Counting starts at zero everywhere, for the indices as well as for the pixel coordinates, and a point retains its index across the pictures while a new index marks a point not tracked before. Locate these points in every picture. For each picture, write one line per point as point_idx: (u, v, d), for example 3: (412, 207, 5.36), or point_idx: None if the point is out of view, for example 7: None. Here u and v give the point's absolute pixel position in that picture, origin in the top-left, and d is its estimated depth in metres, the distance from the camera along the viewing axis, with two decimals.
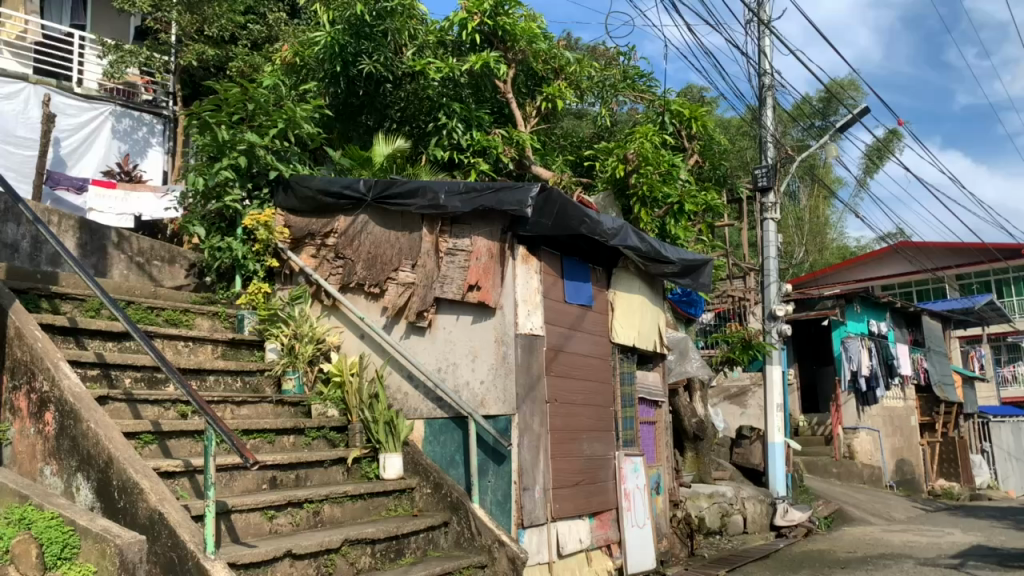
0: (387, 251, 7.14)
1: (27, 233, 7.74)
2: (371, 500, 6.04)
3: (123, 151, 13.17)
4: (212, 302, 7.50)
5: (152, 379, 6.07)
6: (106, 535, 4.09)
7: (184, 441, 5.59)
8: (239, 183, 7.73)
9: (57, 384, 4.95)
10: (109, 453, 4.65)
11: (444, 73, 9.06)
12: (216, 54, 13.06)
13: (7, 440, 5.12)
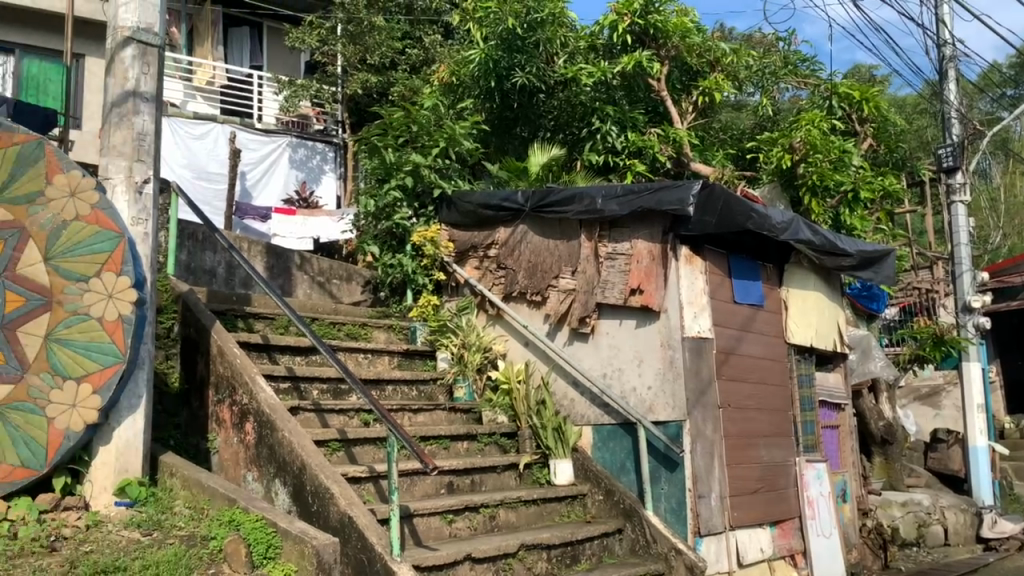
0: (547, 259, 7.18)
1: (223, 259, 8.48)
2: (544, 506, 6.07)
3: (300, 179, 14.18)
4: (386, 316, 7.87)
5: (337, 391, 6.44)
6: (304, 537, 4.38)
7: (368, 448, 5.88)
8: (406, 202, 8.08)
9: (255, 397, 5.37)
10: (303, 461, 4.98)
11: (597, 77, 9.11)
12: (378, 81, 13.83)
13: (214, 449, 5.60)
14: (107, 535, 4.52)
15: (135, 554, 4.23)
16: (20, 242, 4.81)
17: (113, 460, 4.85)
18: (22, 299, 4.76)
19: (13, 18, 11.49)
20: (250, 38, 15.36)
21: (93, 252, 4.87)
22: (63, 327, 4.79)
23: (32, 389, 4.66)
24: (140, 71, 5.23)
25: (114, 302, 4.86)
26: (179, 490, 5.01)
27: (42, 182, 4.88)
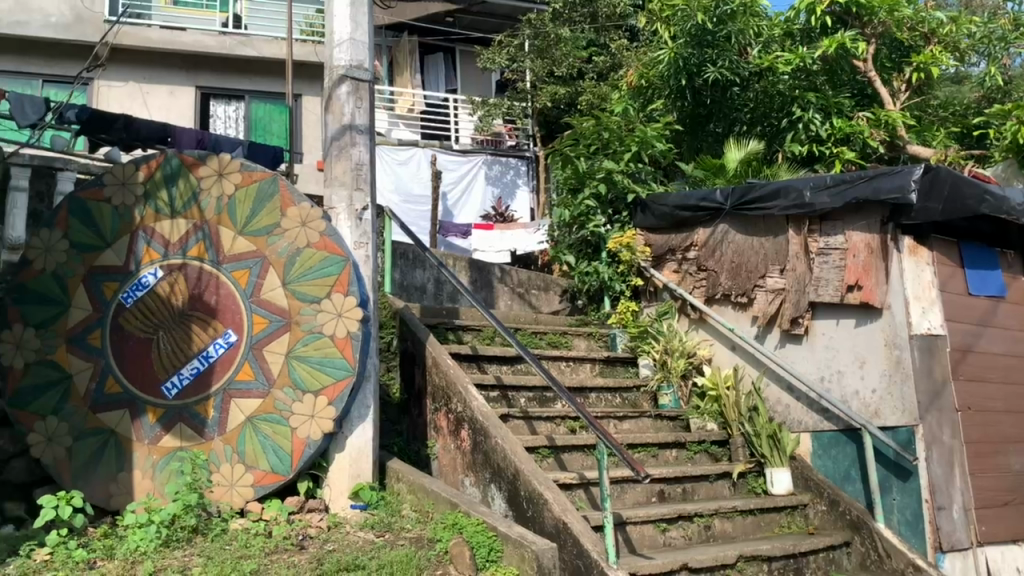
0: (752, 258, 6.88)
1: (431, 276, 8.97)
2: (762, 516, 5.81)
3: (495, 195, 14.69)
4: (586, 324, 7.89)
5: (543, 398, 6.57)
6: (523, 541, 4.49)
7: (577, 455, 5.93)
8: (600, 210, 8.09)
9: (469, 405, 5.60)
10: (517, 467, 5.12)
11: (795, 65, 8.74)
12: (567, 92, 14.05)
13: (434, 455, 5.90)
14: (346, 535, 4.82)
15: (371, 552, 4.49)
16: (263, 269, 5.37)
17: (347, 466, 5.26)
18: (266, 321, 5.31)
19: (242, 68, 12.86)
20: (444, 63, 16.21)
21: (323, 275, 5.33)
22: (301, 345, 5.27)
23: (278, 402, 5.18)
24: (354, 105, 5.66)
25: (343, 321, 5.29)
26: (406, 493, 5.32)
27: (278, 215, 5.42)
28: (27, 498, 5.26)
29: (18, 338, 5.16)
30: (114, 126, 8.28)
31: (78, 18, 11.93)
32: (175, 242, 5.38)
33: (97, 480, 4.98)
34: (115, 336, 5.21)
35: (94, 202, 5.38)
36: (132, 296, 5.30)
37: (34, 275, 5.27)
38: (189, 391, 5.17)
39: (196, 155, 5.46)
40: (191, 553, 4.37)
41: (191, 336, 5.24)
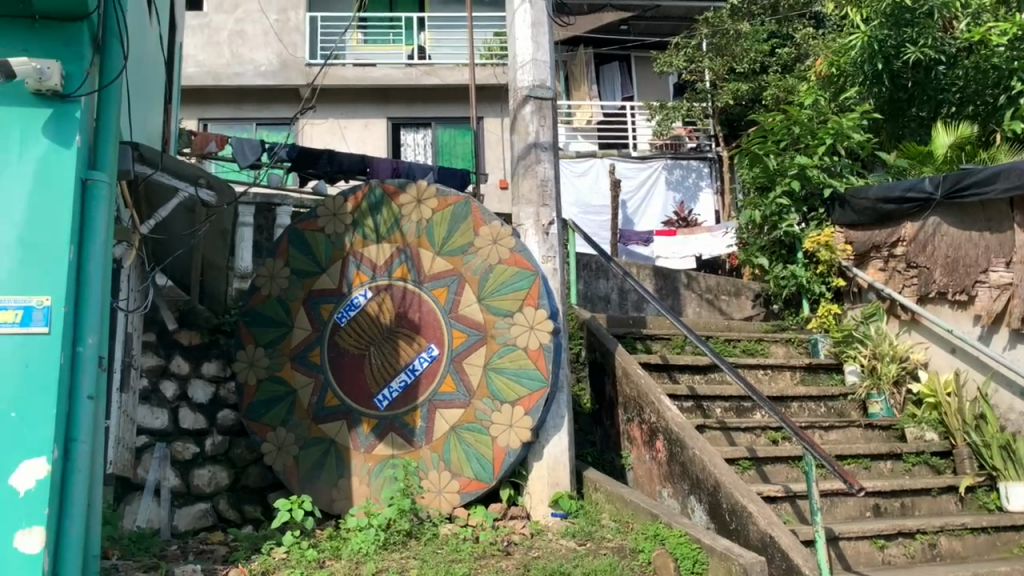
0: (971, 253, 6.30)
1: (615, 285, 8.96)
2: (998, 535, 5.24)
3: (678, 200, 14.41)
4: (782, 330, 7.56)
5: (740, 408, 6.34)
6: (729, 553, 4.35)
7: (780, 466, 5.68)
8: (794, 208, 7.72)
9: (663, 416, 5.55)
10: (717, 478, 4.99)
11: (1013, 35, 7.96)
12: (750, 88, 13.58)
13: (629, 466, 5.88)
14: (549, 542, 4.87)
15: (575, 561, 4.50)
16: (460, 287, 5.64)
17: (546, 475, 5.35)
18: (465, 335, 5.57)
19: (427, 96, 13.56)
20: (620, 71, 16.11)
21: (515, 290, 5.51)
22: (498, 357, 5.46)
23: (479, 412, 5.41)
24: (538, 123, 5.80)
25: (536, 333, 5.43)
26: (604, 503, 5.32)
27: (472, 234, 5.68)
28: (262, 502, 5.73)
29: (251, 357, 5.76)
30: (319, 161, 8.98)
31: (283, 64, 13.15)
32: (381, 265, 5.79)
33: (320, 485, 5.42)
34: (332, 353, 5.69)
35: (309, 232, 5.92)
36: (346, 316, 5.75)
37: (261, 299, 5.87)
38: (398, 402, 5.53)
39: (396, 183, 5.84)
40: (408, 555, 4.56)
41: (398, 351, 5.61)
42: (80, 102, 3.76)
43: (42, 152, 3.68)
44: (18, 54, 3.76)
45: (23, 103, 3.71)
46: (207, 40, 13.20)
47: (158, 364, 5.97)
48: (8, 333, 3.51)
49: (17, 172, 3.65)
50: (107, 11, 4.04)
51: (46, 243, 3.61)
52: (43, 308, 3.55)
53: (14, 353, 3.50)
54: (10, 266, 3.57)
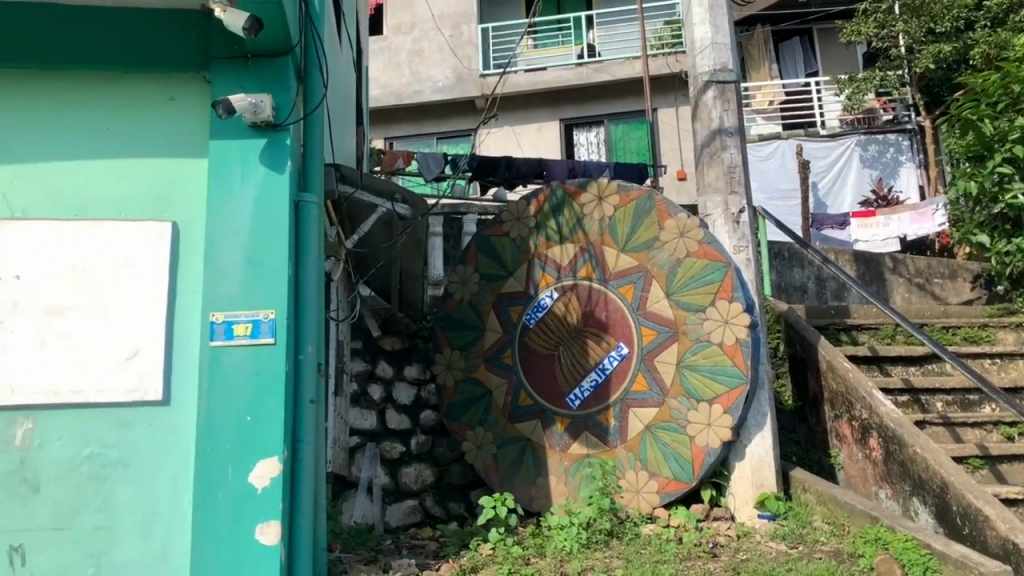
0: None
1: (812, 273, 8.50)
2: None
3: (876, 176, 13.40)
4: (1011, 313, 6.79)
5: (965, 403, 5.71)
6: (967, 561, 3.95)
7: (1018, 466, 5.10)
8: (1019, 176, 6.88)
9: (876, 411, 5.15)
10: (944, 478, 4.55)
11: None
12: (954, 49, 12.25)
13: (839, 465, 5.51)
14: (757, 545, 4.66)
15: (788, 564, 4.27)
16: (647, 283, 5.55)
17: (749, 475, 5.14)
18: (655, 332, 5.47)
19: (599, 93, 13.52)
20: (802, 48, 15.25)
21: (707, 283, 5.31)
22: (691, 354, 5.31)
23: (674, 410, 5.29)
24: (721, 109, 5.60)
25: (731, 328, 5.21)
26: (815, 505, 5.01)
27: (656, 229, 5.56)
28: (465, 499, 5.98)
29: (448, 359, 5.98)
30: (498, 168, 9.18)
31: (459, 77, 13.64)
32: (566, 265, 5.85)
33: (519, 483, 5.52)
34: (524, 355, 5.81)
35: (495, 237, 6.08)
36: (534, 317, 5.86)
37: (455, 304, 6.09)
38: (591, 401, 5.54)
39: (577, 183, 5.86)
40: (611, 555, 4.53)
41: (587, 350, 5.63)
42: (289, 130, 4.04)
43: (261, 176, 3.97)
44: (235, 91, 4.00)
45: (243, 134, 3.99)
46: (389, 62, 14.02)
47: (364, 369, 6.36)
48: (241, 345, 3.76)
49: (241, 196, 3.91)
50: (309, 45, 4.39)
51: (269, 260, 3.86)
52: (269, 321, 3.80)
53: (247, 362, 3.75)
54: (240, 284, 3.81)
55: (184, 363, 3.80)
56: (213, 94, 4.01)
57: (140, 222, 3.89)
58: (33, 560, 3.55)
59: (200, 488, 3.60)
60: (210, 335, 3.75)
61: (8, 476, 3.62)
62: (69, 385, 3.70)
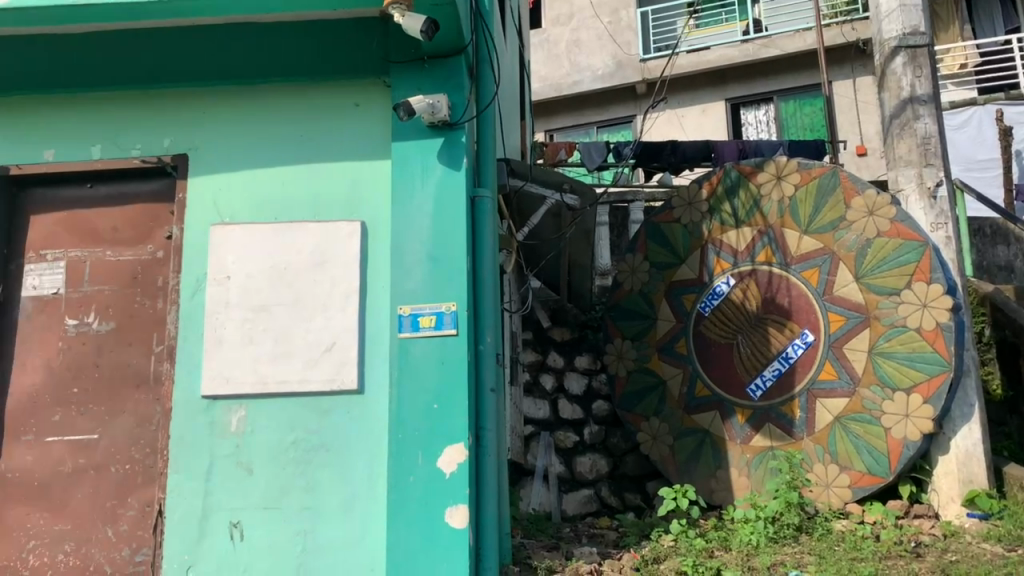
0: None
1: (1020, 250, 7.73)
2: None
3: None
4: None
5: None
6: None
7: None
8: None
9: None
10: None
11: None
12: None
13: None
14: (968, 546, 4.28)
15: (1007, 569, 3.88)
16: (833, 265, 5.26)
17: (956, 470, 4.74)
18: (843, 318, 5.18)
19: (766, 69, 12.92)
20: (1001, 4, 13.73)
21: (902, 264, 4.94)
22: (884, 341, 4.97)
23: (866, 401, 4.98)
24: (913, 75, 5.18)
25: (930, 311, 4.83)
26: None
27: (843, 207, 5.26)
28: (641, 490, 5.94)
29: (619, 350, 5.92)
30: (663, 152, 8.97)
31: (618, 64, 13.51)
32: (743, 250, 5.67)
33: (698, 476, 5.37)
34: (700, 344, 5.67)
35: (666, 224, 5.99)
36: (709, 305, 5.71)
37: (624, 294, 6.03)
38: (773, 392, 5.33)
39: (752, 163, 5.69)
40: (801, 550, 4.31)
41: (769, 339, 5.44)
42: (463, 128, 4.16)
43: (439, 174, 4.09)
44: (414, 92, 4.15)
45: (422, 134, 4.14)
46: (548, 54, 14.19)
47: (536, 359, 6.42)
48: (427, 336, 3.92)
49: (422, 194, 4.07)
50: (479, 44, 4.47)
51: (450, 254, 3.99)
52: (451, 313, 3.93)
53: (432, 353, 3.91)
54: (423, 278, 3.97)
55: (376, 353, 4.01)
56: (394, 98, 4.18)
57: (334, 221, 4.14)
58: (251, 536, 3.86)
59: (393, 471, 3.80)
60: (398, 327, 3.94)
61: (226, 458, 3.95)
62: (276, 375, 3.98)
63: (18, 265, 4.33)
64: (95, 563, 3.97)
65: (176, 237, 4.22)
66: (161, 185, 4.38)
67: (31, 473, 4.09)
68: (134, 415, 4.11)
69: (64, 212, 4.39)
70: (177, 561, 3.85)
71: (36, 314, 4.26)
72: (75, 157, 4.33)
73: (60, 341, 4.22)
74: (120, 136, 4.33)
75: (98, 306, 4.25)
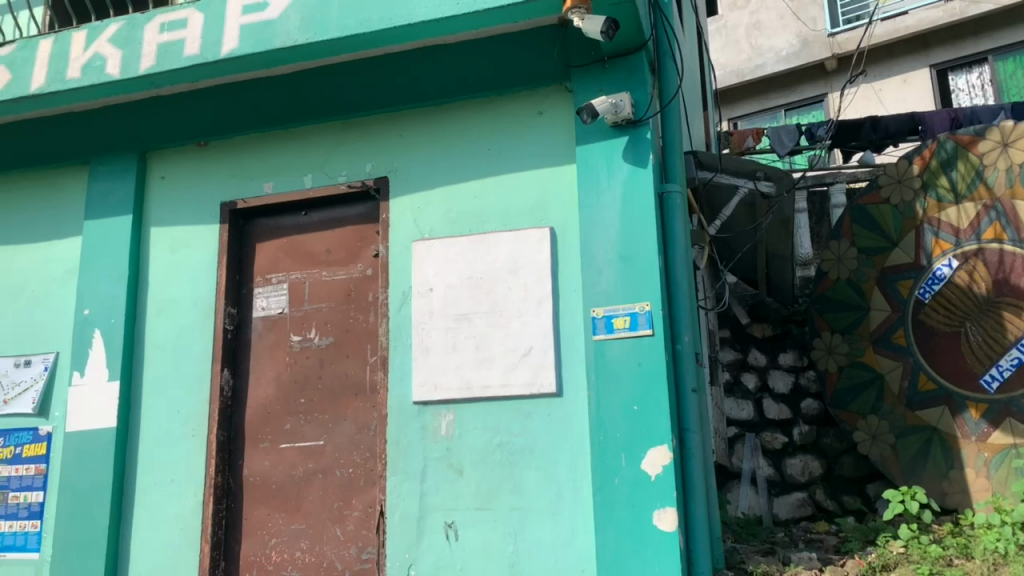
0: None
1: None
2: None
3: None
4: None
5: None
6: None
7: None
8: None
9: None
10: None
11: None
12: None
13: None
14: None
15: None
16: None
17: None
18: None
19: (977, 28, 11.66)
20: None
21: None
22: None
23: None
24: None
25: None
26: None
27: None
28: (861, 493, 5.51)
29: (828, 344, 5.57)
30: (862, 130, 8.42)
31: (804, 42, 12.76)
32: (966, 228, 5.21)
33: (928, 478, 4.91)
34: (921, 334, 5.21)
35: (874, 205, 5.62)
36: (929, 291, 5.25)
37: (830, 284, 5.67)
38: (1013, 383, 4.86)
39: (971, 132, 5.31)
40: None
41: (1004, 323, 5.00)
42: (649, 124, 4.08)
43: (626, 173, 4.04)
44: (595, 94, 4.16)
45: (605, 135, 4.13)
46: (727, 40, 13.72)
47: (737, 358, 6.30)
48: (622, 337, 3.87)
49: (609, 194, 4.05)
50: (659, 36, 4.39)
51: (642, 253, 3.92)
52: (645, 312, 3.86)
53: (629, 354, 3.86)
54: (615, 278, 3.94)
55: (573, 357, 4.03)
56: (577, 101, 4.21)
57: (524, 229, 4.22)
58: (464, 536, 4.01)
59: (597, 475, 3.80)
60: (593, 329, 3.93)
61: (438, 461, 4.13)
62: (478, 380, 4.12)
63: (248, 289, 4.80)
64: (328, 560, 4.29)
65: (382, 255, 4.48)
66: (366, 207, 4.69)
67: (269, 476, 4.50)
68: (354, 422, 4.42)
69: (285, 238, 4.80)
70: (399, 559, 4.08)
71: (266, 331, 4.70)
72: (291, 188, 4.73)
73: (288, 356, 4.63)
74: (327, 164, 4.68)
75: (318, 323, 4.61)
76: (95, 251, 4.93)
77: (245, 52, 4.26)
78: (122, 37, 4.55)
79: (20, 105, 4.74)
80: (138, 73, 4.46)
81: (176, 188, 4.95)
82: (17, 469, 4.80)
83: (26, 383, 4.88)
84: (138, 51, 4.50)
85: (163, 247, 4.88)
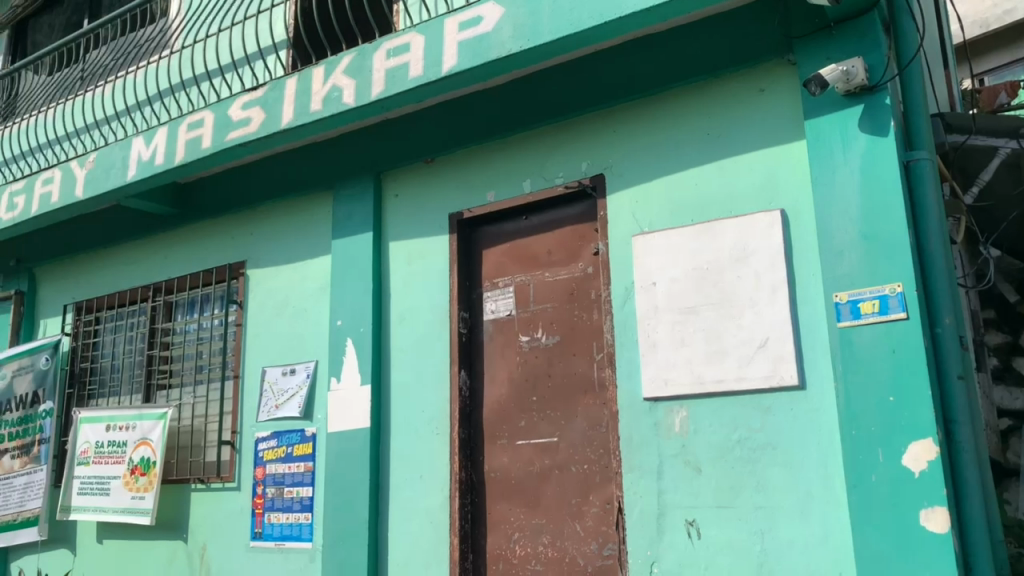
0: None
1: None
2: None
3: None
4: None
5: None
6: None
7: None
8: None
9: None
10: None
11: None
12: None
13: None
14: None
15: None
16: None
17: None
18: None
19: None
20: None
21: None
22: None
23: None
24: None
25: None
26: None
27: None
28: None
29: None
30: None
31: None
32: None
33: None
34: None
35: None
36: None
37: None
38: None
39: None
40: None
41: None
42: (888, 88, 3.74)
43: (864, 144, 3.74)
44: (822, 63, 3.89)
45: (837, 106, 3.84)
46: None
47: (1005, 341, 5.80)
48: (871, 323, 3.57)
49: (846, 169, 3.75)
50: None
51: (891, 230, 3.59)
52: (897, 294, 3.52)
53: (881, 341, 3.54)
54: (859, 259, 3.65)
55: (815, 346, 3.78)
56: (802, 75, 3.96)
57: (753, 215, 4.02)
58: (707, 534, 3.90)
59: (852, 472, 3.53)
60: (837, 315, 3.67)
61: (674, 457, 4.05)
62: (712, 375, 3.99)
63: (479, 293, 5.00)
64: (570, 555, 4.36)
65: (603, 252, 4.49)
66: (583, 206, 4.71)
67: (508, 472, 4.66)
68: (586, 418, 4.45)
69: (509, 242, 4.95)
70: (641, 555, 4.05)
71: (496, 333, 4.88)
72: (512, 194, 4.87)
73: (519, 355, 4.76)
74: (545, 167, 4.77)
75: (544, 323, 4.71)
76: (342, 267, 5.39)
77: (463, 68, 4.46)
78: (354, 67, 4.94)
79: (274, 140, 5.29)
80: (370, 99, 4.81)
81: (410, 204, 5.28)
82: (289, 467, 5.34)
83: (292, 389, 5.43)
84: (369, 78, 4.85)
85: (400, 258, 5.23)
